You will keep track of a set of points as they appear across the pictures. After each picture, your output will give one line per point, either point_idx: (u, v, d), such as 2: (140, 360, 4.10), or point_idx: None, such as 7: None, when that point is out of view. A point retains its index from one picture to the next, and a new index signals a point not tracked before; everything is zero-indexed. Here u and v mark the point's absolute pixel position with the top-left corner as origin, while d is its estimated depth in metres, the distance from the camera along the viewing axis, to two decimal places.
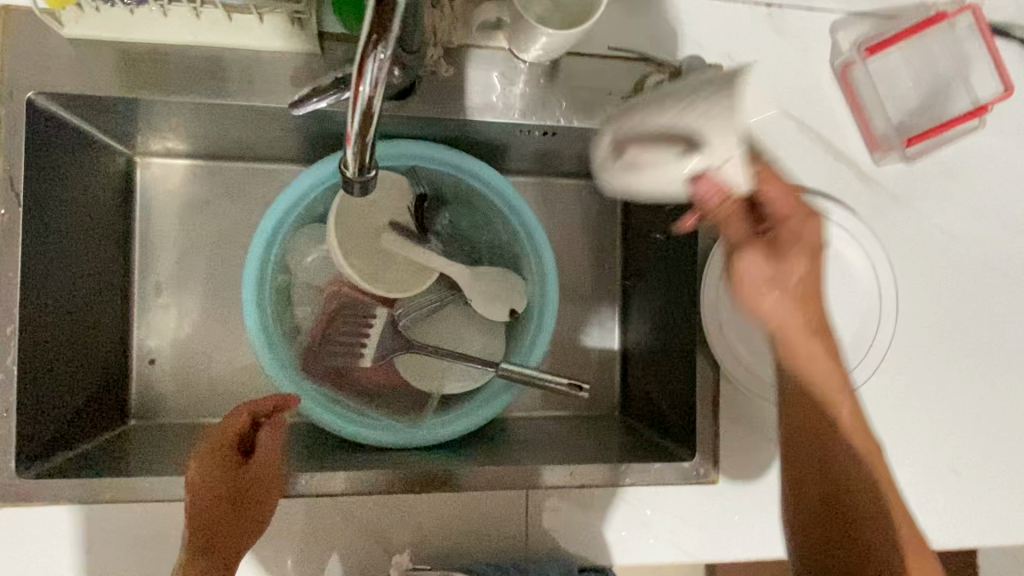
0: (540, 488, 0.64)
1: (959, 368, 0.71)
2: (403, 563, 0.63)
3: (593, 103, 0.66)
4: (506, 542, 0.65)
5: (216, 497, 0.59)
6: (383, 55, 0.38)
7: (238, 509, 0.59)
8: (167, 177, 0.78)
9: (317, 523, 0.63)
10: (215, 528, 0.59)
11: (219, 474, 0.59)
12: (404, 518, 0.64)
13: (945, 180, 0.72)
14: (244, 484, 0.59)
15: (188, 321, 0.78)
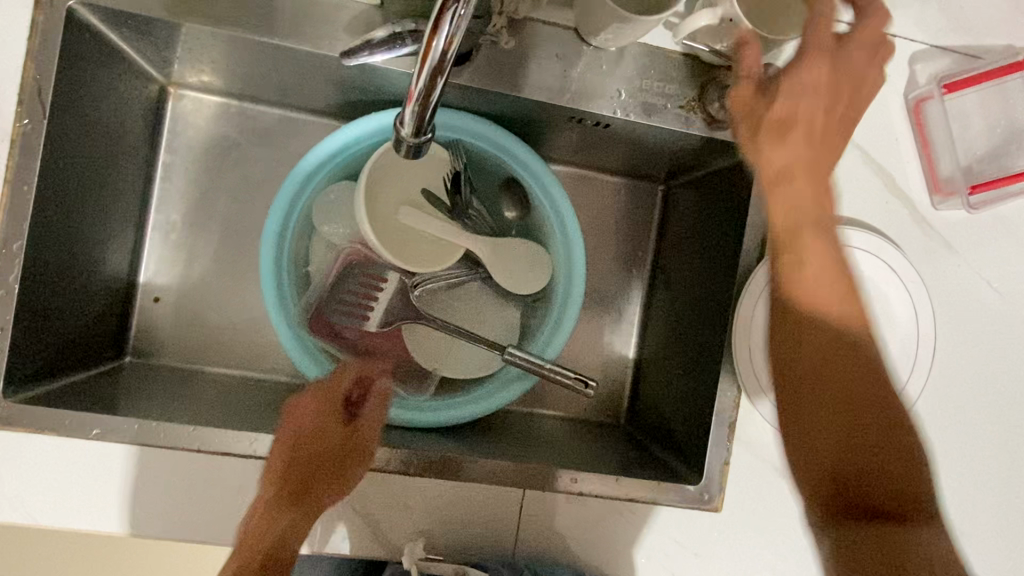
0: (550, 491, 0.62)
1: (985, 435, 0.68)
2: (415, 552, 0.60)
3: (653, 99, 0.63)
4: (502, 543, 0.63)
5: (300, 460, 0.59)
6: (464, 11, 0.34)
7: (318, 474, 0.59)
8: (199, 112, 0.75)
9: None
10: (289, 494, 0.57)
11: (313, 429, 0.61)
12: (407, 508, 0.61)
13: (1004, 234, 0.68)
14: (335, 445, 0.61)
15: (199, 264, 0.76)
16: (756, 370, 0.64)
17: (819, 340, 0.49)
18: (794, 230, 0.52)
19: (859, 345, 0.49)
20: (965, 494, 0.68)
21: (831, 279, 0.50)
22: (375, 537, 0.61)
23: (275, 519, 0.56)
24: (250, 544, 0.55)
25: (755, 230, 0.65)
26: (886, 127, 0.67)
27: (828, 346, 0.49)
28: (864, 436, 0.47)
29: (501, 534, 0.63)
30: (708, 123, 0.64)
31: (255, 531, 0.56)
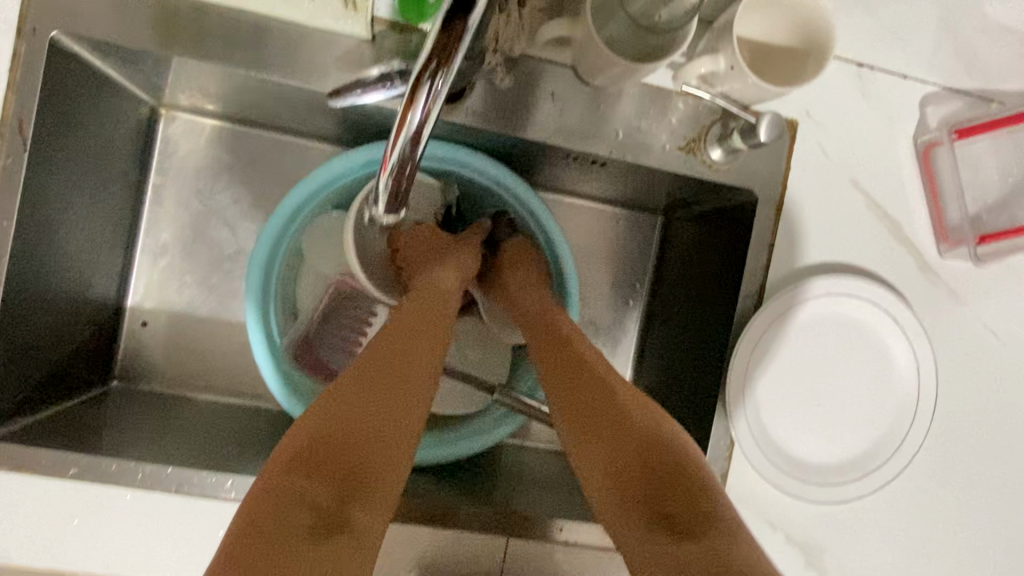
0: (548, 541, 0.61)
1: (984, 490, 0.67)
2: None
3: (652, 139, 0.61)
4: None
5: (389, 355, 0.51)
6: (441, 83, 0.33)
7: (413, 370, 0.51)
8: (191, 134, 0.74)
9: None
10: (348, 425, 0.45)
11: (393, 338, 0.53)
12: (399, 553, 0.60)
13: (1012, 284, 0.66)
14: (427, 346, 0.54)
15: (188, 288, 0.75)
16: (749, 420, 0.62)
17: (574, 381, 0.52)
18: (559, 356, 0.55)
19: (603, 382, 0.51)
20: (961, 548, 0.67)
21: (570, 374, 0.53)
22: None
23: (320, 460, 0.43)
24: (319, 497, 0.41)
25: (754, 276, 0.63)
26: (893, 171, 0.64)
27: (594, 412, 0.49)
28: (619, 448, 0.46)
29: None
30: (709, 165, 0.62)
31: (317, 489, 0.41)
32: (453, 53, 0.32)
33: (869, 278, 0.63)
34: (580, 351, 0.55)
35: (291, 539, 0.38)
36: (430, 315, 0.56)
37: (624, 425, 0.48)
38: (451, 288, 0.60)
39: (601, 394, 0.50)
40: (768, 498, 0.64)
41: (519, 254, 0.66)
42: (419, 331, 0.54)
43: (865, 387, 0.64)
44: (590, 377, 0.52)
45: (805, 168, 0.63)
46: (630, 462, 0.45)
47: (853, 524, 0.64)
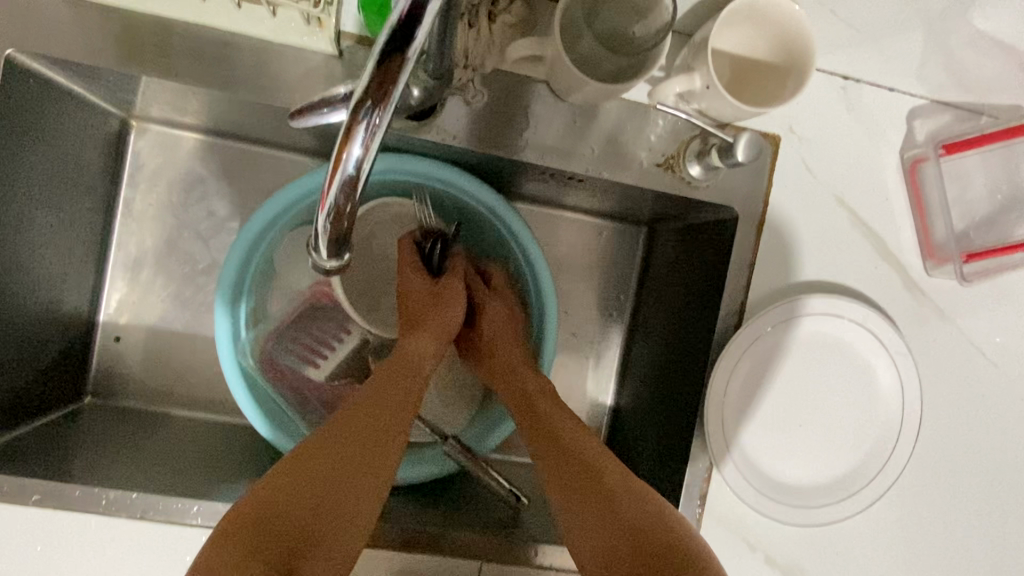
0: (529, 565, 0.60)
1: (967, 513, 0.65)
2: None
3: (629, 156, 0.59)
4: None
5: (360, 412, 0.55)
6: (379, 120, 0.32)
7: (381, 428, 0.54)
8: (163, 146, 0.73)
9: None
10: (314, 479, 0.48)
11: (370, 397, 0.56)
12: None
13: (1000, 302, 0.64)
14: (403, 406, 0.57)
15: (163, 303, 0.73)
16: (728, 442, 0.61)
17: (563, 471, 0.55)
18: (538, 421, 0.60)
19: (586, 462, 0.55)
20: (943, 569, 0.65)
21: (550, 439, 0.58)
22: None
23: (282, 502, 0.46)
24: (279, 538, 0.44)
25: (734, 295, 0.62)
26: (879, 187, 0.63)
27: (579, 482, 0.54)
28: (605, 514, 0.51)
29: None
30: (688, 182, 0.60)
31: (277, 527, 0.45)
32: (390, 89, 0.31)
33: (853, 298, 0.62)
34: (555, 420, 0.59)
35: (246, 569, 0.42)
36: (410, 374, 0.60)
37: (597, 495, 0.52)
38: (428, 351, 0.62)
39: (575, 461, 0.55)
40: (748, 521, 0.63)
41: (506, 327, 0.67)
42: (398, 390, 0.58)
43: (848, 409, 0.63)
44: (569, 449, 0.56)
45: (788, 184, 0.61)
46: (617, 524, 0.50)
47: (834, 547, 0.63)
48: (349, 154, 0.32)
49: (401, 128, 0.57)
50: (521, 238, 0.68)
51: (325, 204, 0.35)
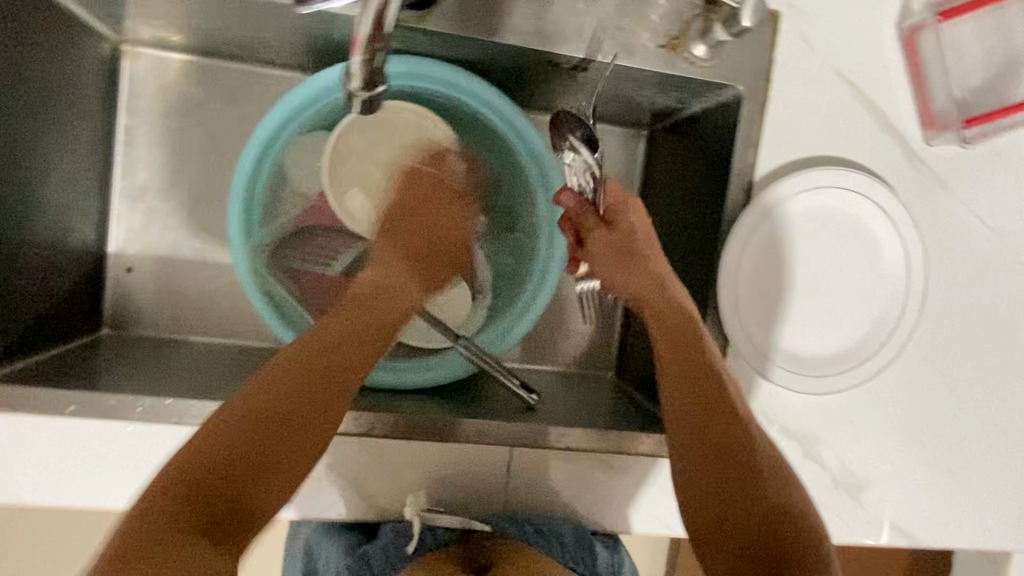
0: (546, 448, 0.62)
1: (970, 374, 0.68)
2: (419, 503, 0.62)
3: (633, 38, 0.59)
4: (505, 502, 0.64)
5: (310, 356, 0.53)
6: None
7: (334, 368, 0.54)
8: (157, 71, 0.72)
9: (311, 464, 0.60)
10: (265, 418, 0.50)
11: (326, 329, 0.55)
12: (406, 468, 0.61)
13: (997, 168, 0.66)
14: (361, 335, 0.56)
15: (171, 231, 0.73)
16: (743, 318, 0.62)
17: (707, 425, 0.56)
18: (679, 347, 0.58)
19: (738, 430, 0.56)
20: (949, 429, 0.69)
21: (701, 389, 0.56)
22: (372, 501, 0.61)
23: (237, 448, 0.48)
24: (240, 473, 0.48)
25: (742, 174, 0.63)
26: (878, 59, 0.64)
27: (716, 439, 0.56)
28: (746, 481, 0.54)
29: (494, 494, 0.64)
30: (692, 62, 0.61)
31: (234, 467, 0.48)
32: None
33: (857, 170, 0.63)
34: (706, 347, 0.58)
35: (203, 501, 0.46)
36: (373, 318, 0.57)
37: (724, 451, 0.56)
38: (390, 278, 0.60)
39: (716, 422, 0.56)
40: (765, 395, 0.65)
41: (646, 232, 0.63)
42: (361, 332, 0.56)
43: (855, 279, 0.65)
44: (706, 394, 0.56)
45: (790, 60, 0.62)
46: (744, 494, 0.54)
47: (845, 412, 0.66)
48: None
49: (405, 19, 0.56)
50: (530, 147, 0.68)
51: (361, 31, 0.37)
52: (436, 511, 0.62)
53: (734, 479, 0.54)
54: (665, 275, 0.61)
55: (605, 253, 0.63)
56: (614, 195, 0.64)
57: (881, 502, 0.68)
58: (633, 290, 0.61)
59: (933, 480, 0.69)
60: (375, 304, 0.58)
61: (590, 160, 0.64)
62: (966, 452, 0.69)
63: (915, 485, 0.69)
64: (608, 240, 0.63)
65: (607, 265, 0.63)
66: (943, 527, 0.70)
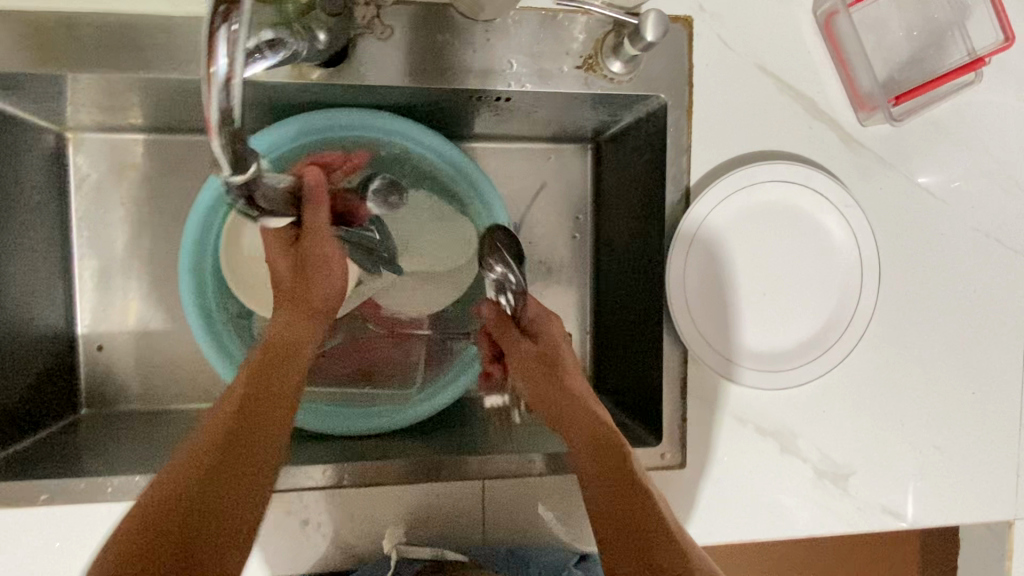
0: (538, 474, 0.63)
1: (940, 344, 0.67)
2: (394, 535, 0.63)
3: (549, 63, 0.60)
4: (483, 527, 0.65)
5: (239, 405, 0.53)
6: (236, 29, 0.35)
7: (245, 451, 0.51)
8: (104, 152, 0.73)
9: (288, 516, 0.61)
10: (179, 521, 0.46)
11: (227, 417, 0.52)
12: (381, 502, 0.63)
13: (937, 140, 0.66)
14: (267, 414, 0.53)
15: (137, 305, 0.75)
16: (698, 325, 0.62)
17: (604, 476, 0.55)
18: (601, 459, 0.56)
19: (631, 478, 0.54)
20: (926, 406, 0.68)
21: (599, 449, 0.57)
22: (350, 534, 0.63)
23: (183, 511, 0.46)
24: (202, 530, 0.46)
25: (677, 180, 0.63)
26: (799, 49, 0.64)
27: (614, 491, 0.54)
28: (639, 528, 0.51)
29: (473, 519, 0.65)
30: (610, 79, 0.61)
31: (196, 526, 0.46)
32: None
33: (792, 161, 0.63)
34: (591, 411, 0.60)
35: (170, 552, 0.44)
36: (287, 379, 0.56)
37: (648, 523, 0.51)
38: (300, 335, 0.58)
39: (641, 502, 0.53)
40: (732, 395, 0.65)
41: (566, 343, 0.66)
42: (279, 385, 0.55)
43: (807, 268, 0.65)
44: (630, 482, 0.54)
45: (709, 63, 0.62)
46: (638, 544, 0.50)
47: (817, 401, 0.66)
48: (218, 68, 0.36)
49: (320, 78, 0.58)
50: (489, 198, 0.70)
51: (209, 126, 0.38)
52: (410, 542, 0.63)
53: (627, 524, 0.51)
54: (583, 392, 0.62)
55: (528, 367, 0.64)
56: (537, 309, 0.67)
57: (867, 486, 0.68)
58: (548, 407, 0.62)
59: (916, 459, 0.68)
60: (271, 381, 0.55)
61: (513, 278, 0.64)
62: (948, 426, 0.68)
63: (900, 464, 0.68)
64: (529, 360, 0.64)
65: (530, 377, 0.64)
66: (935, 506, 0.69)
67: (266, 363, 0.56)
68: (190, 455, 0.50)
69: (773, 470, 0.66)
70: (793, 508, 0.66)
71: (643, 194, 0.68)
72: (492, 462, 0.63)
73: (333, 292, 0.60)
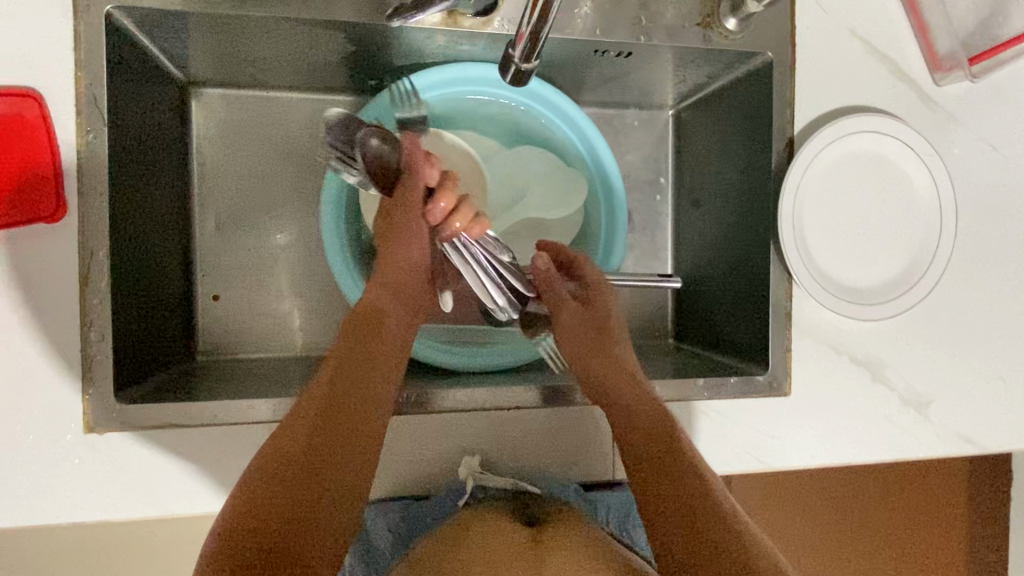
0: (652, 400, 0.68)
1: (1010, 286, 0.74)
2: (472, 466, 0.65)
3: (669, 21, 0.68)
4: (556, 466, 0.68)
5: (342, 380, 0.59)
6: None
7: (348, 420, 0.57)
8: (224, 108, 0.77)
9: (422, 439, 0.65)
10: (293, 477, 0.52)
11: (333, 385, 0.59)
12: (471, 432, 0.66)
13: (1001, 99, 0.73)
14: (367, 388, 0.59)
15: (252, 256, 0.77)
16: (803, 259, 0.68)
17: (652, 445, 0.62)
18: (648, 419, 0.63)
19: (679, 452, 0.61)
20: (997, 341, 0.74)
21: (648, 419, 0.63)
22: (429, 462, 0.65)
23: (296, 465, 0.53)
24: (314, 486, 0.53)
25: (781, 130, 0.70)
26: (883, 15, 0.71)
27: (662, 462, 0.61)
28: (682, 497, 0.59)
29: (551, 461, 0.67)
30: (725, 36, 0.68)
31: (306, 481, 0.53)
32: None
33: (880, 113, 0.70)
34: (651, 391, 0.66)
35: (288, 502, 0.51)
36: (379, 357, 0.61)
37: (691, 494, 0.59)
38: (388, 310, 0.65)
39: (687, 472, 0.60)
40: (830, 327, 0.71)
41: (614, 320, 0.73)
42: (372, 362, 0.61)
43: (893, 213, 0.72)
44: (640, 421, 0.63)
45: (808, 25, 0.70)
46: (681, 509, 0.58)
47: (903, 334, 0.72)
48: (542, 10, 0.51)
49: (470, 25, 0.63)
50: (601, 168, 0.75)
51: (522, 37, 0.55)
52: (488, 472, 0.66)
53: (670, 494, 0.59)
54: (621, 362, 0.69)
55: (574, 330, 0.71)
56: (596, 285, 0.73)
57: (949, 415, 0.73)
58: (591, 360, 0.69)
59: (991, 391, 0.74)
60: (368, 359, 0.61)
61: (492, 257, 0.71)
62: (1018, 362, 0.74)
63: (979, 397, 0.74)
64: (409, 211, 0.67)
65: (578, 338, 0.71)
66: (1011, 435, 0.74)
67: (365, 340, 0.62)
68: (301, 418, 0.56)
69: (866, 398, 0.72)
70: (883, 435, 0.72)
71: (742, 147, 0.75)
72: (577, 388, 0.68)
73: (404, 265, 0.68)
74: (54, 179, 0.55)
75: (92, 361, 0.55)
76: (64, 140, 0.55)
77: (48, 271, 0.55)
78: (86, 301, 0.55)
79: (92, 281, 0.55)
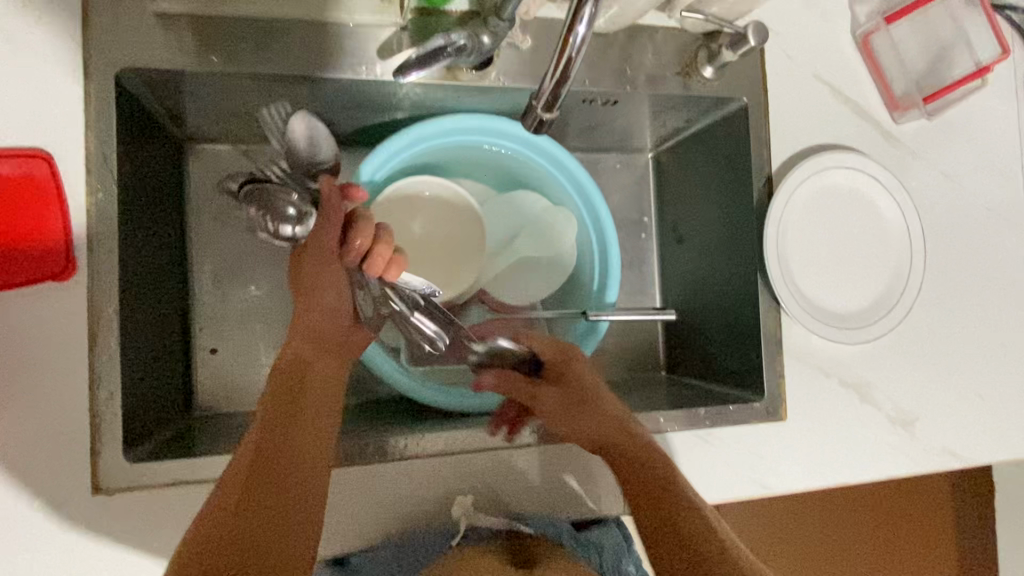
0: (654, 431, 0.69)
1: (976, 306, 0.79)
2: (464, 505, 0.65)
3: (652, 71, 0.72)
4: (556, 507, 0.67)
5: (289, 405, 0.57)
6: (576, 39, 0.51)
7: (292, 452, 0.54)
8: (219, 162, 0.78)
9: (423, 483, 0.64)
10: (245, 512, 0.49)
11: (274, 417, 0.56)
12: (468, 473, 0.66)
13: (954, 134, 0.80)
14: (307, 423, 0.57)
15: (250, 307, 0.77)
16: (790, 288, 0.72)
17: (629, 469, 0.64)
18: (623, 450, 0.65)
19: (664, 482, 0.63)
20: (969, 359, 0.78)
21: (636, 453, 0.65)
22: (432, 507, 0.65)
23: (247, 496, 0.50)
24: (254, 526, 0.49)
25: (760, 169, 0.74)
26: (844, 61, 0.77)
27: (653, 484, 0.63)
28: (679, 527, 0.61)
29: (553, 501, 0.67)
30: (703, 83, 0.73)
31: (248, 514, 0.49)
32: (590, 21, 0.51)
33: (849, 150, 0.75)
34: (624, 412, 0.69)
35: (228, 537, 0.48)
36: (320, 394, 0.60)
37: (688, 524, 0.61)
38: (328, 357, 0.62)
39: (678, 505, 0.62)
40: (817, 352, 0.74)
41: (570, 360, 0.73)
42: (313, 399, 0.59)
43: (865, 242, 0.76)
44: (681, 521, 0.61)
45: (777, 72, 0.75)
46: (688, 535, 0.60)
47: (885, 357, 0.76)
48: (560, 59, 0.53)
49: (469, 80, 0.66)
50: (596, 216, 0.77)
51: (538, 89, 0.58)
52: (479, 512, 0.65)
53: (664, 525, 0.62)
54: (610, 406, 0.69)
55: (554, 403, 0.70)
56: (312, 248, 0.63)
57: (933, 432, 0.77)
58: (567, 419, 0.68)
59: (968, 407, 0.78)
60: (309, 397, 0.59)
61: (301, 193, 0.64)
62: (989, 377, 0.79)
63: (958, 412, 0.77)
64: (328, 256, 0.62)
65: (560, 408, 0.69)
66: (989, 447, 0.78)
67: (301, 371, 0.60)
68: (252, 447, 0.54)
69: (856, 420, 0.75)
70: (874, 456, 0.75)
71: (723, 185, 0.79)
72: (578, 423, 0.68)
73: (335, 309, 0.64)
74: (64, 239, 0.55)
75: (100, 421, 0.55)
76: (73, 198, 0.56)
77: (56, 329, 0.54)
78: (94, 358, 0.55)
79: (100, 337, 0.55)
